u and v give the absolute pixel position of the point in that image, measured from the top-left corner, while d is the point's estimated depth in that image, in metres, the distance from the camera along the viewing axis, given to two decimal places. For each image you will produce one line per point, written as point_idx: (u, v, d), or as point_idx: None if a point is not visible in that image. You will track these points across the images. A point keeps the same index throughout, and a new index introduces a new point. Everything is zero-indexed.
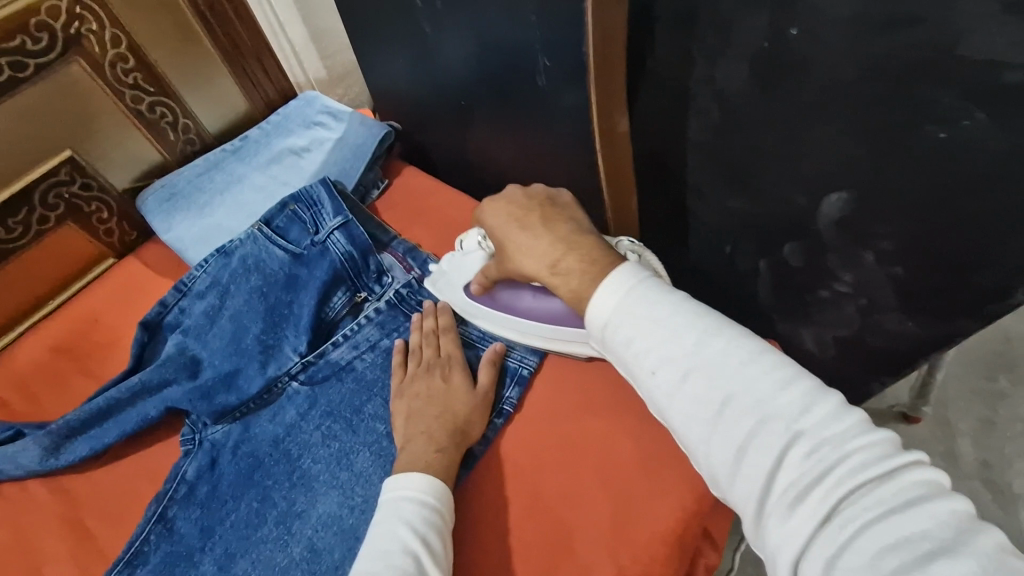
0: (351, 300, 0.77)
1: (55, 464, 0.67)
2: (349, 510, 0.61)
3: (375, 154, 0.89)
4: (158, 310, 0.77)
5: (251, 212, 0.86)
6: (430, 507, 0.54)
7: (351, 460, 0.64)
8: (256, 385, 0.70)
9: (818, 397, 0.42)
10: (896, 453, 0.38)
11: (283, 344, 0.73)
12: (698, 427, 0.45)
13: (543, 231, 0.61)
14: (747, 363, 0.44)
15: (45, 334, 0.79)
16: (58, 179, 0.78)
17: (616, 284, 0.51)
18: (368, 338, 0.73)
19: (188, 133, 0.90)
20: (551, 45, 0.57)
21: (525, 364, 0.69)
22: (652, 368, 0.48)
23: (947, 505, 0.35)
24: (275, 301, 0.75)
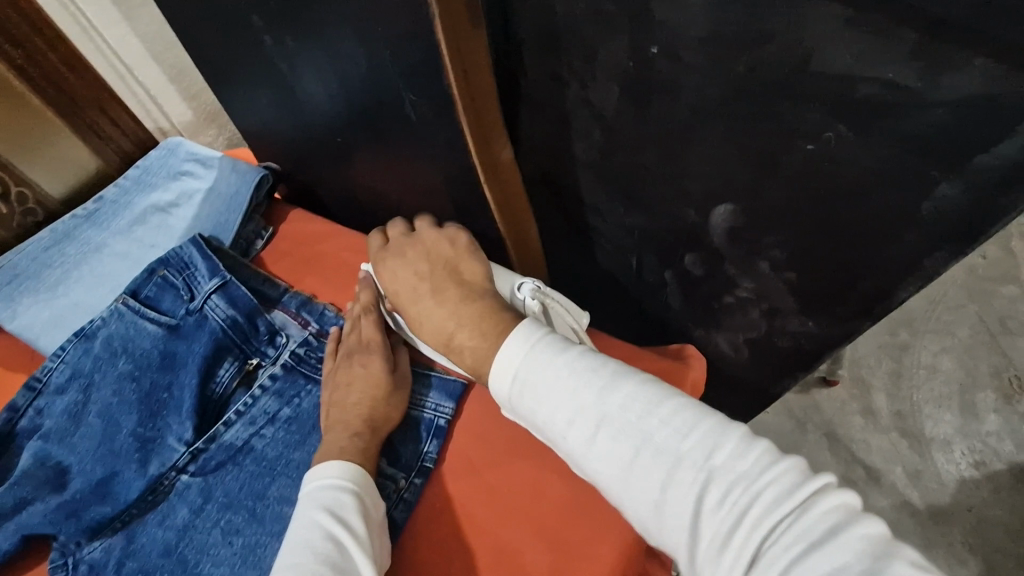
0: (241, 369, 0.69)
1: None
2: None
3: (253, 202, 0.80)
4: (7, 417, 0.66)
5: (114, 285, 0.76)
6: (349, 490, 0.54)
7: (259, 556, 0.57)
8: (138, 486, 0.62)
9: (722, 434, 0.41)
10: (806, 481, 0.37)
11: (165, 434, 0.64)
12: (616, 485, 0.43)
13: (440, 300, 0.57)
14: (650, 411, 0.43)
15: None
16: None
17: (512, 347, 0.49)
18: (266, 410, 0.66)
19: (25, 203, 0.79)
20: (413, 78, 0.53)
21: (439, 413, 0.64)
22: (561, 430, 0.45)
23: (864, 533, 0.34)
24: (150, 386, 0.66)
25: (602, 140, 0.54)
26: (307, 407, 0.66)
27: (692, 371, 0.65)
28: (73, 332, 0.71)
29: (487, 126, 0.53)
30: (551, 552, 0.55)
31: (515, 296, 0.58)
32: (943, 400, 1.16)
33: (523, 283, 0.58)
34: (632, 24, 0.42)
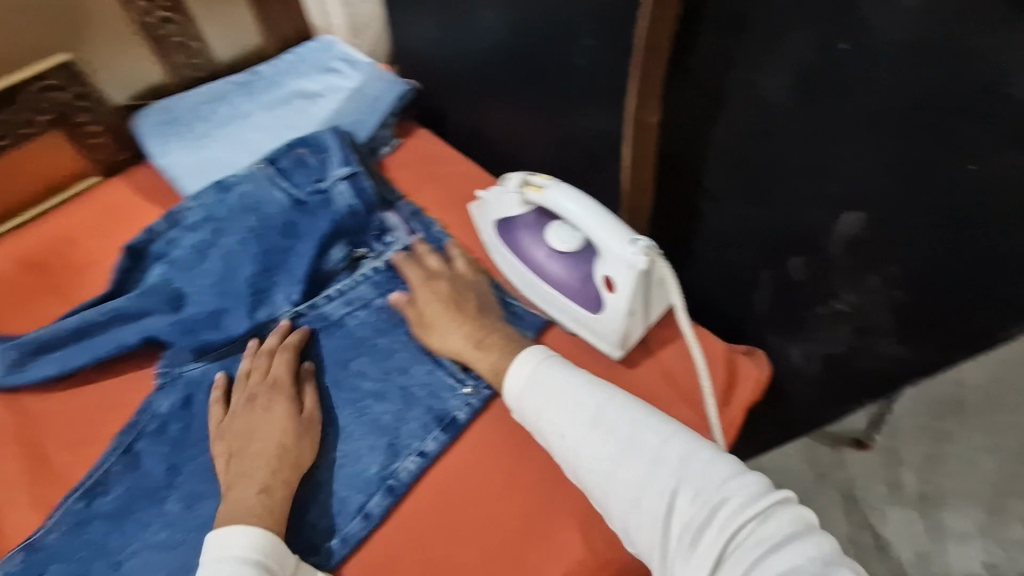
0: (350, 255, 0.75)
1: (18, 380, 0.64)
2: (325, 464, 0.61)
3: (390, 110, 0.86)
4: (146, 237, 0.72)
5: (253, 151, 0.82)
6: (252, 559, 0.50)
7: (331, 416, 0.64)
8: (241, 328, 0.68)
9: (694, 446, 0.48)
10: (768, 492, 0.44)
11: (275, 290, 0.70)
12: (602, 483, 0.48)
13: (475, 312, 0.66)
14: (639, 421, 0.50)
15: (13, 245, 0.74)
16: (50, 84, 0.73)
17: (527, 357, 0.57)
18: (362, 296, 0.72)
19: (194, 57, 0.85)
20: (598, 23, 0.56)
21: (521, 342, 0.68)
22: (560, 431, 0.52)
23: (815, 542, 0.40)
24: (271, 245, 0.72)
25: (748, 128, 0.55)
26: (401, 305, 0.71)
27: (754, 371, 0.69)
28: (212, 182, 0.78)
29: (649, 84, 0.56)
30: None
31: (627, 248, 0.59)
32: (972, 496, 1.13)
33: (638, 237, 0.59)
34: (831, 17, 0.45)
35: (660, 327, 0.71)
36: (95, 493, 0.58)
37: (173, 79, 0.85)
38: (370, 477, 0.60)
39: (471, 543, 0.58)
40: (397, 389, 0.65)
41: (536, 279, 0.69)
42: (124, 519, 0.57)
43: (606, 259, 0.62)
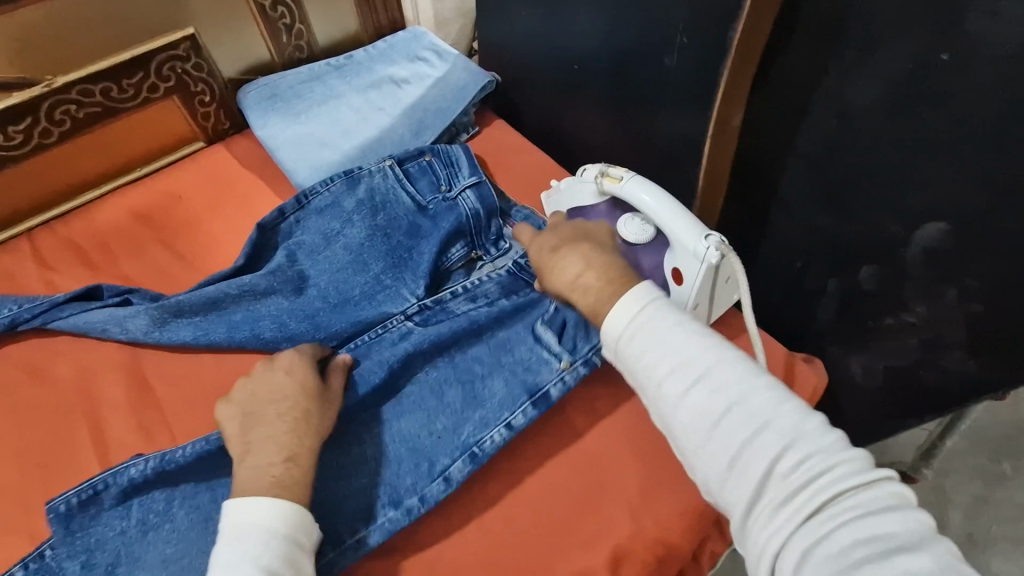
0: (467, 256, 0.79)
1: (158, 338, 0.69)
2: (427, 432, 0.64)
3: (473, 99, 0.90)
4: (277, 216, 0.78)
5: (344, 128, 0.88)
6: (281, 533, 0.51)
7: (442, 390, 0.67)
8: (366, 317, 0.73)
9: (804, 413, 0.46)
10: (872, 466, 0.43)
11: (401, 287, 0.75)
12: (697, 434, 0.48)
13: (577, 250, 0.62)
14: (749, 382, 0.48)
15: (129, 198, 0.83)
16: (175, 53, 0.80)
17: (630, 301, 0.54)
18: (486, 293, 0.74)
19: (299, 40, 0.92)
20: (695, 24, 0.59)
21: None
22: (658, 379, 0.51)
23: (914, 517, 0.40)
24: (396, 244, 0.77)
25: (833, 136, 0.57)
26: (522, 302, 0.72)
27: (812, 376, 0.70)
28: (339, 169, 0.83)
29: (738, 85, 0.59)
30: (641, 471, 0.62)
31: (700, 243, 0.61)
32: None
33: (710, 233, 0.61)
34: (934, 29, 0.47)
35: (720, 326, 0.72)
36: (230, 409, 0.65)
37: (275, 56, 0.91)
38: (462, 445, 0.63)
39: (528, 510, 0.61)
40: (504, 371, 0.67)
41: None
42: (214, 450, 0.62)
43: (682, 254, 0.63)
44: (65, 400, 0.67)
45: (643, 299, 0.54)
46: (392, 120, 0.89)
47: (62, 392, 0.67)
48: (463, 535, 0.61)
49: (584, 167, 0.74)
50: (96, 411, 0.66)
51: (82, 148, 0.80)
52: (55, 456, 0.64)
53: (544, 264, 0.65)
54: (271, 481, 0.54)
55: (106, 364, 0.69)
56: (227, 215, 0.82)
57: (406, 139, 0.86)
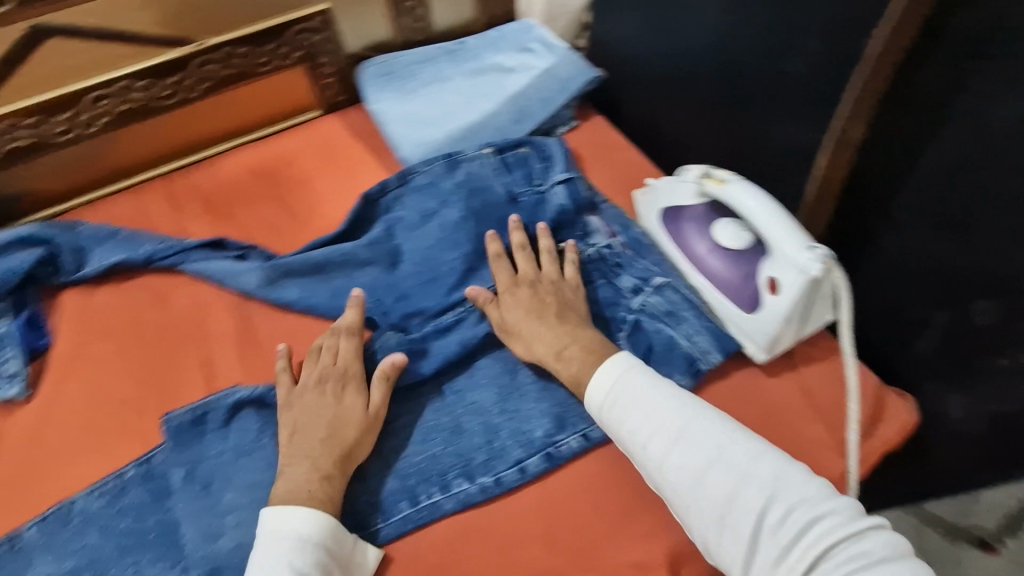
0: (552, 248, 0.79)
1: (267, 294, 0.74)
2: (496, 411, 0.67)
3: (576, 93, 0.92)
4: (380, 189, 0.81)
5: (448, 110, 0.92)
6: (314, 540, 0.56)
7: (516, 370, 0.70)
8: (451, 300, 0.74)
9: (784, 466, 0.53)
10: (858, 516, 0.49)
11: (485, 269, 0.77)
12: (685, 492, 0.54)
13: (559, 321, 0.68)
14: (727, 439, 0.55)
15: (251, 155, 0.90)
16: (309, 26, 0.86)
17: (613, 365, 0.62)
18: None
19: (418, 22, 0.97)
20: (832, 30, 0.59)
21: (706, 360, 0.68)
22: (643, 440, 0.57)
23: (910, 567, 0.46)
24: (487, 230, 0.79)
25: (963, 159, 0.54)
26: (599, 297, 0.75)
27: (903, 410, 0.66)
28: (440, 151, 0.86)
29: (864, 98, 0.57)
30: None
31: (803, 253, 0.59)
32: None
33: (816, 246, 0.59)
34: None
35: (807, 345, 0.70)
36: None
37: (394, 36, 0.96)
38: (533, 438, 0.65)
39: (591, 498, 0.62)
40: None
41: (704, 278, 0.71)
42: None
43: (776, 262, 0.63)
44: (181, 329, 0.74)
45: (624, 364, 0.62)
46: (495, 106, 0.91)
47: (177, 320, 0.75)
48: (514, 504, 0.62)
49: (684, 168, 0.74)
50: (206, 343, 0.73)
51: (214, 105, 0.87)
52: (167, 379, 0.70)
53: (520, 329, 0.69)
54: (308, 494, 0.58)
55: (218, 301, 0.76)
56: (334, 179, 0.88)
57: (506, 124, 0.89)
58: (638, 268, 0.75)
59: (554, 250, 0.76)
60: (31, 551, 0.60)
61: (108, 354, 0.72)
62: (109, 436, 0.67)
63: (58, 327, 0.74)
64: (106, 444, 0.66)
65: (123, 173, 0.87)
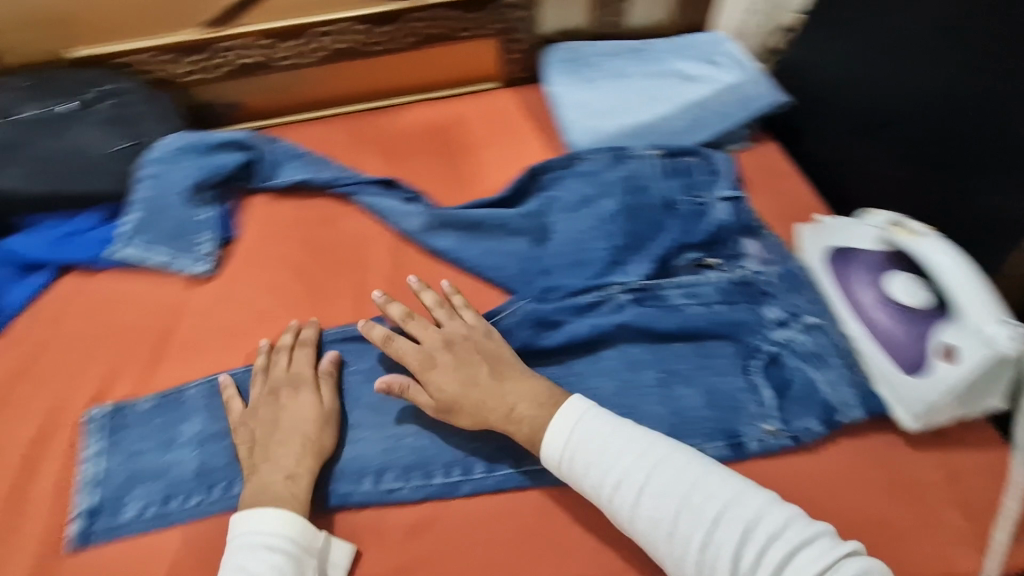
0: (700, 261, 0.78)
1: (425, 239, 0.80)
2: (613, 404, 0.68)
3: (757, 113, 0.91)
4: (546, 166, 0.84)
5: (622, 105, 0.93)
6: (281, 537, 0.57)
7: (638, 370, 0.71)
8: (591, 283, 0.76)
9: (750, 497, 0.55)
10: (833, 547, 0.51)
11: (628, 266, 0.77)
12: (660, 536, 0.55)
13: (500, 379, 0.65)
14: (694, 475, 0.56)
15: (428, 111, 0.96)
16: (514, 1, 0.92)
17: (568, 409, 0.62)
18: (704, 294, 0.74)
19: (614, 16, 0.99)
20: None
21: (846, 413, 0.66)
22: (612, 487, 0.58)
23: None
24: (638, 228, 0.79)
25: None
26: (738, 320, 0.72)
27: None
28: (607, 144, 0.88)
29: None
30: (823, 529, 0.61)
31: (995, 324, 0.58)
32: None
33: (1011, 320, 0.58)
34: None
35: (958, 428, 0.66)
36: None
37: (586, 25, 0.99)
38: None
39: None
40: (705, 383, 0.69)
41: (863, 328, 0.68)
42: None
43: (959, 327, 0.61)
44: (341, 254, 0.81)
45: (580, 407, 0.62)
46: (670, 112, 0.91)
47: (340, 243, 0.82)
48: None
49: (861, 215, 0.73)
50: (360, 270, 0.80)
51: (410, 60, 0.95)
52: (323, 294, 0.78)
53: (457, 401, 0.64)
54: (274, 494, 0.60)
55: (377, 236, 0.82)
56: (499, 148, 0.92)
57: (679, 129, 0.90)
58: (788, 302, 0.73)
59: (448, 304, 0.72)
60: (190, 409, 0.69)
61: (279, 258, 0.81)
62: (267, 331, 0.75)
63: (244, 225, 0.84)
64: (264, 337, 0.75)
65: (317, 105, 0.96)
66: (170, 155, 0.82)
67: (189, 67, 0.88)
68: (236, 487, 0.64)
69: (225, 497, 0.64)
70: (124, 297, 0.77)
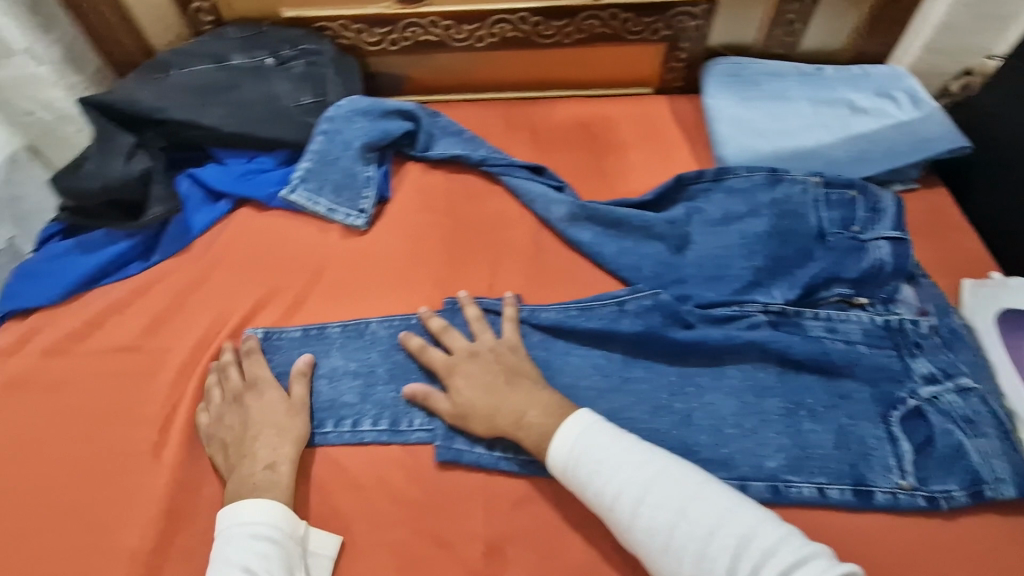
0: (848, 297, 0.75)
1: (565, 228, 0.82)
2: (733, 424, 0.66)
3: (932, 156, 0.85)
4: (696, 175, 0.84)
5: (783, 127, 0.91)
6: (266, 523, 0.60)
7: (763, 395, 0.68)
8: (732, 297, 0.75)
9: (748, 515, 0.54)
10: (828, 566, 0.48)
11: (771, 288, 0.76)
12: (659, 548, 0.54)
13: (507, 392, 0.66)
14: (695, 490, 0.56)
15: (580, 107, 0.98)
16: (691, 11, 0.92)
17: (574, 418, 0.62)
18: (848, 332, 0.72)
19: (788, 37, 0.97)
20: None
21: (995, 488, 0.61)
22: (613, 497, 0.57)
23: None
24: (786, 253, 0.77)
25: None
26: (884, 365, 0.68)
27: None
28: (763, 163, 0.87)
29: None
30: None
31: None
32: None
33: None
34: None
35: None
36: (585, 313, 0.74)
37: (758, 42, 0.98)
38: (764, 466, 0.63)
39: None
40: (836, 422, 0.66)
41: None
42: (560, 339, 0.74)
43: None
44: (482, 229, 0.85)
45: (585, 420, 0.62)
46: (832, 141, 0.88)
47: (482, 220, 0.86)
48: None
49: None
50: (498, 247, 0.83)
51: (576, 56, 0.98)
52: (460, 264, 0.82)
53: (476, 409, 0.66)
54: (253, 485, 0.62)
55: (520, 218, 0.86)
56: (645, 153, 0.93)
57: (841, 160, 0.87)
58: (942, 359, 0.68)
59: (481, 320, 0.74)
60: (331, 346, 0.75)
61: (424, 224, 0.86)
62: (406, 289, 0.80)
63: (398, 188, 0.90)
64: (404, 294, 0.80)
65: (483, 86, 1.02)
66: (345, 114, 0.89)
67: (374, 37, 0.95)
68: (363, 426, 0.69)
69: (353, 431, 0.69)
70: (283, 233, 0.85)
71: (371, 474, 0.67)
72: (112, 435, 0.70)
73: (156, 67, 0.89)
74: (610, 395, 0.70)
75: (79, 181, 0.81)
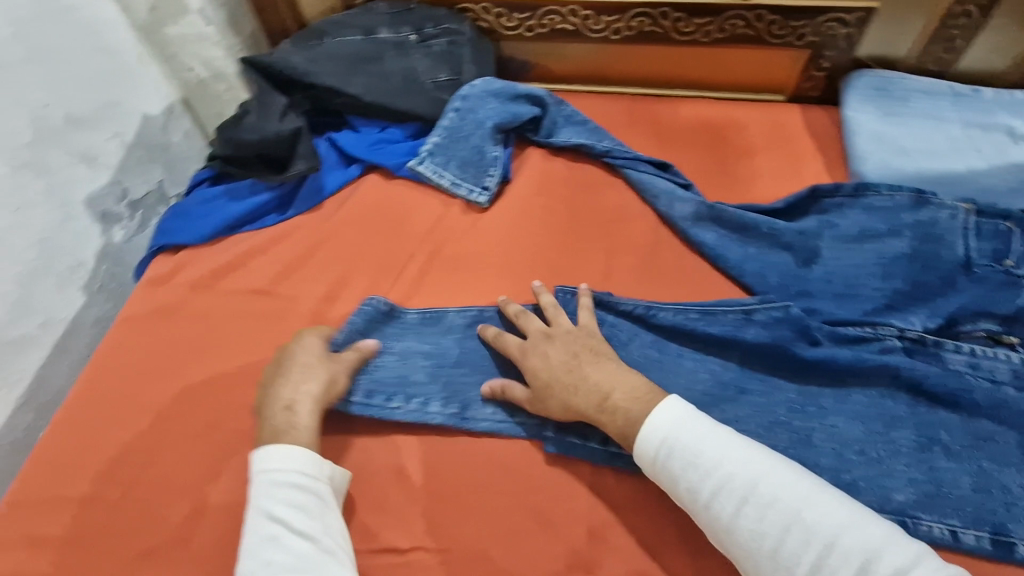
0: (996, 334, 0.69)
1: (688, 228, 0.81)
2: (857, 450, 0.63)
3: None
4: (833, 188, 0.80)
5: (931, 148, 0.85)
6: (292, 471, 0.60)
7: (892, 424, 0.65)
8: (865, 317, 0.72)
9: (872, 528, 0.51)
10: None
11: (910, 313, 0.72)
12: (765, 552, 0.53)
13: (578, 375, 0.65)
14: (805, 494, 0.54)
15: (709, 109, 0.96)
16: (842, 18, 0.88)
17: (667, 406, 0.60)
18: (993, 371, 0.67)
19: (946, 54, 0.91)
20: None
21: None
22: (713, 494, 0.56)
23: None
24: (928, 279, 0.72)
25: None
26: None
27: None
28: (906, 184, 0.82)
29: None
30: None
31: None
32: None
33: None
34: None
35: None
36: (708, 316, 0.73)
37: (910, 57, 0.92)
38: (890, 497, 0.60)
39: None
40: (974, 463, 0.61)
41: None
42: (677, 339, 0.73)
43: None
44: (602, 220, 0.85)
45: (676, 408, 0.60)
46: (986, 165, 0.83)
47: (601, 210, 0.86)
48: None
49: None
50: (615, 239, 0.83)
51: (712, 56, 0.96)
52: (574, 251, 0.82)
53: (559, 393, 0.65)
54: (273, 424, 0.64)
55: (641, 214, 0.85)
56: (774, 162, 0.89)
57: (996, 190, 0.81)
58: None
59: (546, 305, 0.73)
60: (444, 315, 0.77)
61: (542, 209, 0.87)
62: (519, 270, 0.81)
63: (519, 171, 0.91)
64: (517, 274, 0.81)
65: (611, 78, 1.02)
66: (478, 94, 0.92)
67: (512, 22, 0.98)
68: (471, 399, 0.70)
69: (462, 399, 0.70)
70: (408, 203, 0.88)
71: (478, 443, 0.68)
72: (240, 370, 0.75)
73: (312, 34, 0.95)
74: (723, 401, 0.67)
75: (242, 133, 0.87)
